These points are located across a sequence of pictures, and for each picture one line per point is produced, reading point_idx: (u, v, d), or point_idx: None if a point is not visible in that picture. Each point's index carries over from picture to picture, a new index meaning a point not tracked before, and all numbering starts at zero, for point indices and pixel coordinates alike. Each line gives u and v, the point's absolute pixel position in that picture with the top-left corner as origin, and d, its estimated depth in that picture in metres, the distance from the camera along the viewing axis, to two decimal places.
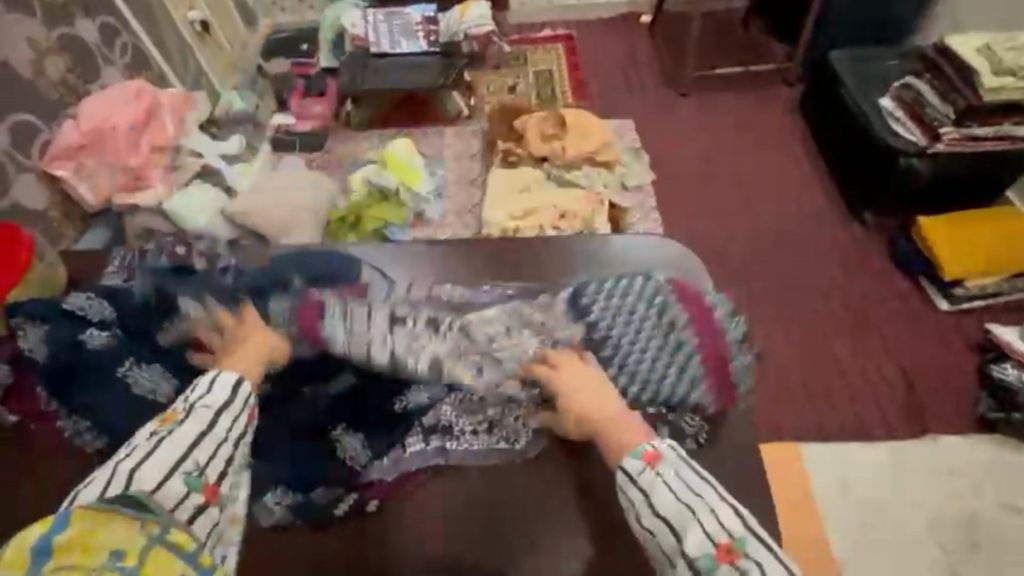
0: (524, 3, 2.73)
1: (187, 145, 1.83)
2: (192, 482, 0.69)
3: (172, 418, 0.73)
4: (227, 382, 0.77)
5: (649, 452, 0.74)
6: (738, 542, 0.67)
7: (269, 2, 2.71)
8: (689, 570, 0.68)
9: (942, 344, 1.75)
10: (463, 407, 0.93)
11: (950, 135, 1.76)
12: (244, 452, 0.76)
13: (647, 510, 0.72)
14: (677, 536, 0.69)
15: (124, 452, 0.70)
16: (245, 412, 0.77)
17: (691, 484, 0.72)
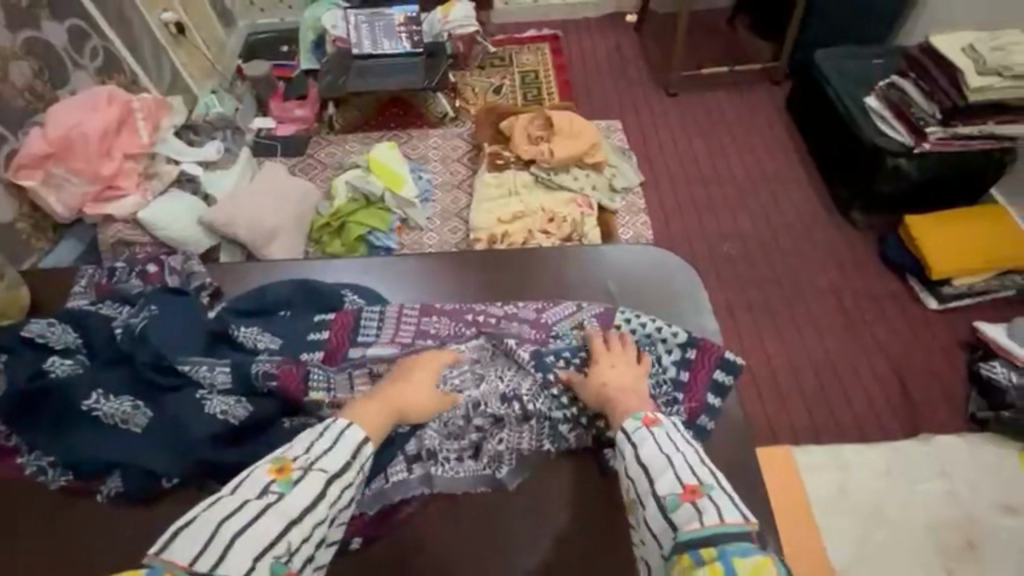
0: (508, 3, 2.70)
1: (163, 152, 1.74)
2: (279, 571, 0.63)
3: (286, 473, 0.69)
4: (347, 446, 0.73)
5: (649, 415, 0.79)
6: (704, 487, 0.69)
7: (247, 3, 2.65)
8: (657, 509, 0.70)
9: (932, 344, 1.75)
10: (450, 432, 0.89)
11: (936, 134, 1.76)
12: (335, 531, 0.71)
13: (630, 458, 0.75)
14: (651, 480, 0.72)
15: (232, 504, 0.65)
16: (353, 484, 0.73)
17: (679, 443, 0.76)
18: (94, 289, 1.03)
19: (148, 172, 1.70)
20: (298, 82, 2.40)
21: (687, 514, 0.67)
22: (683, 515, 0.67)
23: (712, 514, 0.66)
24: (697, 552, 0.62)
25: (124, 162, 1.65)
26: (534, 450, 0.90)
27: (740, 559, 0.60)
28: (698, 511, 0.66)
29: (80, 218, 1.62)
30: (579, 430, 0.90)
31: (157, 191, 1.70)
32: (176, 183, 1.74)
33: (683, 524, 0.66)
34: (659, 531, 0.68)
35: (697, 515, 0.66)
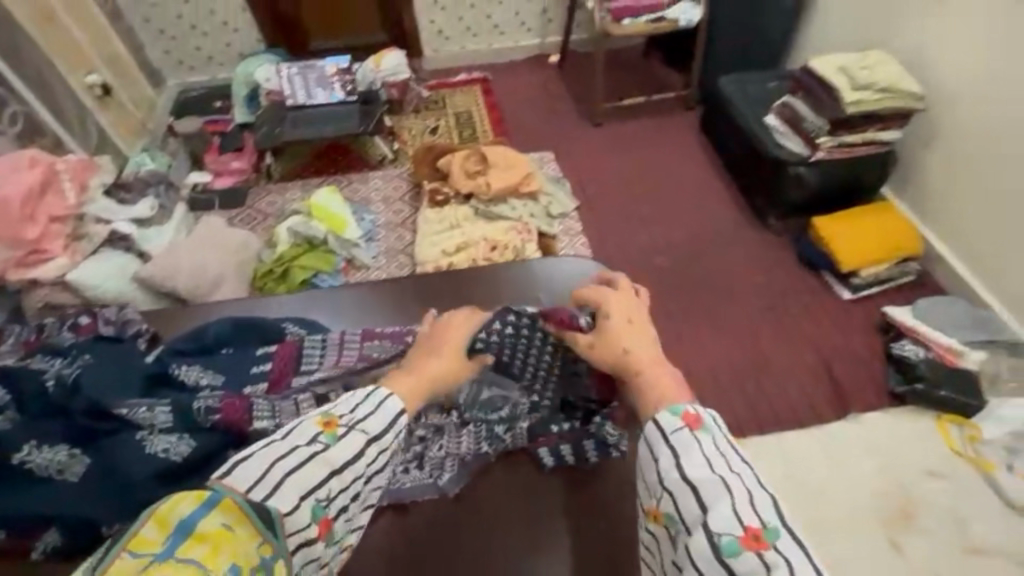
0: (438, 50, 2.85)
1: (92, 211, 1.71)
2: (317, 512, 0.66)
3: (332, 428, 0.72)
4: (387, 410, 0.76)
5: (691, 415, 0.72)
6: (769, 532, 0.61)
7: (176, 63, 2.67)
8: (707, 543, 0.62)
9: (850, 330, 1.91)
10: (394, 447, 0.96)
11: (827, 144, 1.97)
12: (371, 491, 0.74)
13: (672, 471, 0.68)
14: (704, 508, 0.64)
15: (286, 443, 0.69)
16: (388, 448, 0.75)
17: (731, 462, 0.68)
18: (26, 346, 1.01)
19: (76, 233, 1.67)
20: (233, 135, 2.42)
21: (749, 563, 0.59)
22: (745, 565, 0.59)
23: (781, 568, 0.58)
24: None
25: (51, 225, 1.61)
26: (474, 454, 0.95)
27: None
28: (765, 564, 0.58)
29: (2, 285, 1.56)
30: (515, 428, 0.96)
31: (88, 251, 1.66)
32: (107, 242, 1.71)
33: (742, 573, 0.59)
34: (707, 567, 0.61)
35: (762, 568, 0.58)
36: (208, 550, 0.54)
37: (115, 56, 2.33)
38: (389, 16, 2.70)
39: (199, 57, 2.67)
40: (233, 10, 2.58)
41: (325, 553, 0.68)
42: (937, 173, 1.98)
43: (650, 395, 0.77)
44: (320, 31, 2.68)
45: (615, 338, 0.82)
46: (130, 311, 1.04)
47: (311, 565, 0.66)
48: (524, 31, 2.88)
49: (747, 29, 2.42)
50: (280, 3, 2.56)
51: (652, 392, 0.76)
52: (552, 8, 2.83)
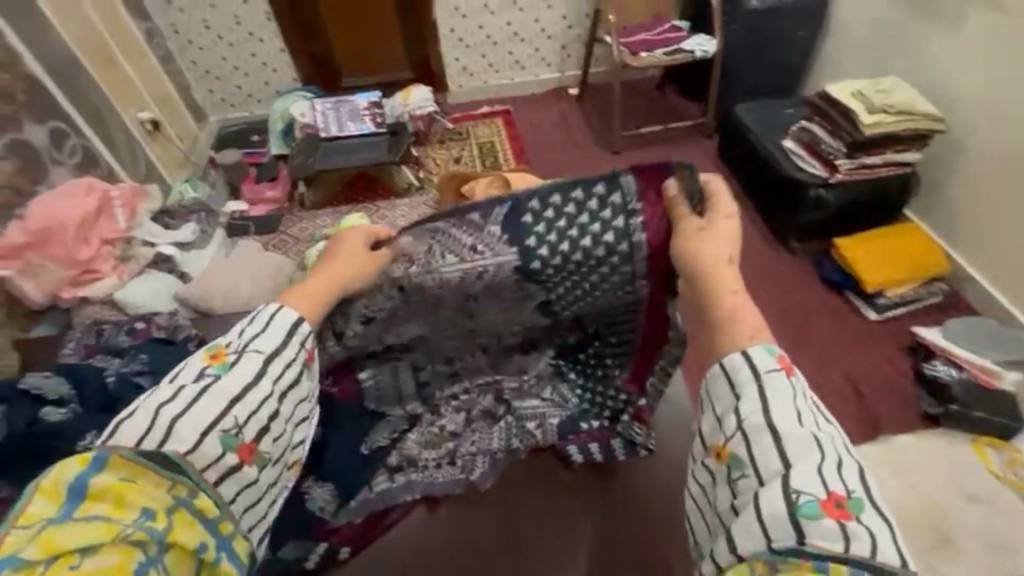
0: (461, 85, 2.99)
1: (140, 234, 1.82)
2: (230, 442, 0.61)
3: (220, 359, 0.65)
4: (281, 328, 0.69)
5: (785, 359, 0.63)
6: (854, 501, 0.52)
7: (218, 100, 2.85)
8: (781, 499, 0.53)
9: (877, 352, 1.89)
10: (427, 441, 0.94)
11: (845, 166, 2.00)
12: (296, 405, 0.69)
13: (750, 411, 0.59)
14: (786, 462, 0.55)
15: (169, 389, 0.61)
16: (305, 353, 0.70)
17: (814, 415, 0.60)
18: (91, 352, 1.11)
19: (124, 255, 1.76)
20: (269, 165, 2.55)
21: (828, 529, 0.50)
22: (821, 530, 0.50)
23: (862, 540, 0.49)
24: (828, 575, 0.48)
25: (102, 247, 1.70)
26: (505, 450, 0.95)
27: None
28: (847, 536, 0.50)
29: (54, 303, 1.65)
30: (546, 424, 0.95)
31: (134, 272, 1.75)
32: (152, 264, 1.80)
33: (815, 538, 0.50)
34: (772, 524, 0.52)
35: (841, 539, 0.50)
36: (111, 504, 0.50)
37: (164, 93, 2.49)
38: (416, 54, 2.85)
39: (239, 95, 2.85)
40: (272, 51, 2.76)
41: (261, 475, 0.64)
42: (960, 193, 1.98)
43: (744, 326, 0.66)
44: (352, 69, 2.84)
45: (709, 256, 0.71)
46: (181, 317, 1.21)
47: (247, 490, 0.62)
48: (544, 66, 3.00)
49: (762, 60, 2.50)
50: (315, 44, 2.74)
51: (743, 323, 0.66)
52: (571, 44, 2.96)
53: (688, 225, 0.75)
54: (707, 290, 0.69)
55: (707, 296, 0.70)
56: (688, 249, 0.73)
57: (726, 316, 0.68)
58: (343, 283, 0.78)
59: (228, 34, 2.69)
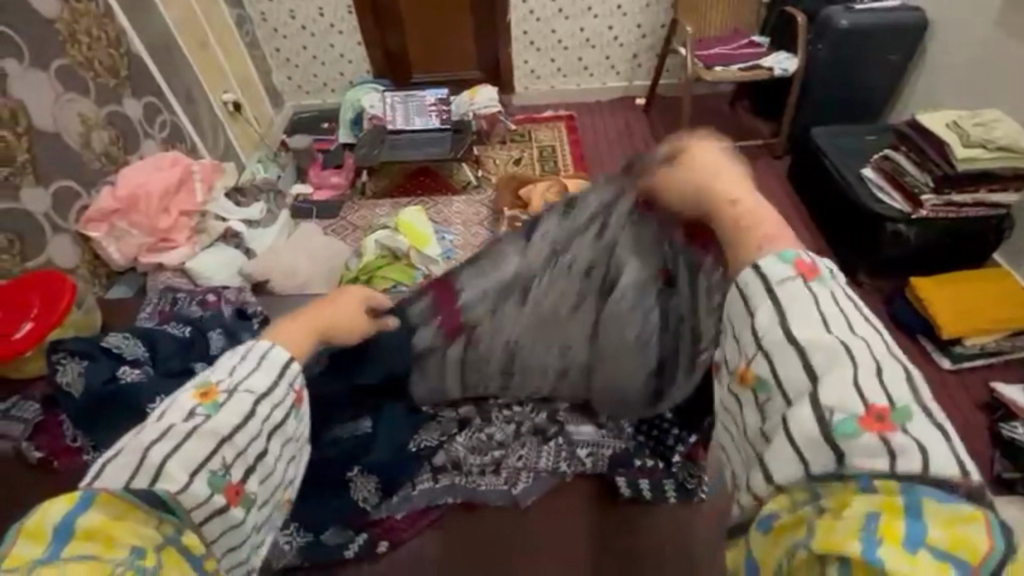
0: (528, 88, 2.99)
1: (212, 209, 1.89)
2: (218, 483, 0.60)
3: (211, 397, 0.63)
4: (274, 366, 0.66)
5: (804, 263, 0.57)
6: (898, 413, 0.47)
7: (295, 87, 2.98)
8: (813, 420, 0.49)
9: (947, 404, 1.75)
10: (475, 448, 1.09)
11: (932, 202, 1.86)
12: (284, 443, 0.68)
13: (772, 328, 0.55)
14: (813, 379, 0.51)
15: (155, 431, 0.59)
16: (293, 395, 0.68)
17: (846, 318, 0.54)
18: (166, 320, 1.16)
19: (198, 227, 1.84)
20: (336, 153, 2.63)
21: (869, 448, 0.46)
22: (863, 448, 0.46)
23: (910, 455, 0.46)
24: (873, 495, 0.45)
25: (179, 218, 1.79)
26: (548, 470, 1.07)
27: (935, 506, 0.43)
28: (889, 451, 0.46)
29: (131, 266, 1.74)
30: (597, 456, 1.06)
31: (205, 245, 1.83)
32: (222, 239, 1.88)
33: (857, 457, 0.46)
34: (809, 446, 0.49)
35: (885, 454, 0.46)
36: (100, 543, 0.52)
37: (247, 78, 2.62)
38: (486, 55, 2.88)
39: (315, 82, 2.97)
40: (350, 44, 2.86)
41: (249, 514, 0.63)
42: None
43: (755, 232, 0.61)
44: (423, 65, 2.91)
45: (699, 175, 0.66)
46: (244, 292, 1.26)
47: (232, 531, 0.62)
48: (612, 73, 2.97)
49: (847, 81, 2.36)
50: (391, 39, 2.82)
51: (750, 230, 0.61)
52: (643, 54, 2.91)
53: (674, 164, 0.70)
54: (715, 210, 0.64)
55: (719, 213, 0.64)
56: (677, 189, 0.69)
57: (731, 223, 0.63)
58: (327, 328, 0.74)
59: (311, 24, 2.80)
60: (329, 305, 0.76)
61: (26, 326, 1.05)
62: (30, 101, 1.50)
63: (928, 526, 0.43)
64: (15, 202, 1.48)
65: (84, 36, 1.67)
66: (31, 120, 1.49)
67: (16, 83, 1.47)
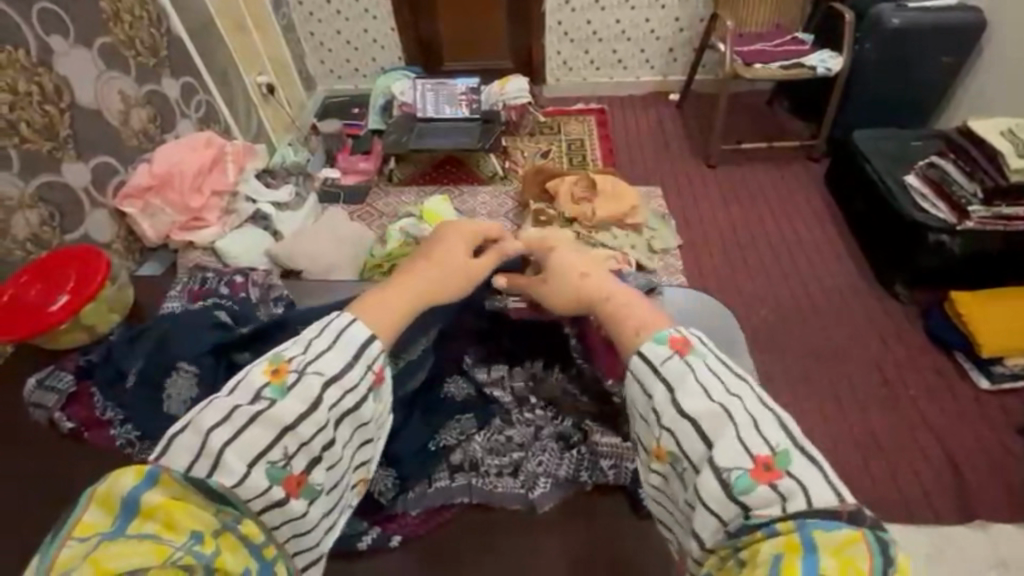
0: (559, 79, 2.96)
1: (243, 190, 1.91)
2: (276, 474, 0.60)
3: (281, 378, 0.63)
4: (347, 348, 0.65)
5: (678, 339, 0.63)
6: (780, 459, 0.55)
7: (327, 72, 3.00)
8: (717, 483, 0.55)
9: (983, 425, 1.69)
10: (493, 447, 0.94)
11: (979, 213, 1.78)
12: (356, 429, 0.67)
13: (668, 406, 0.60)
14: (707, 443, 0.57)
15: (223, 412, 0.60)
16: (371, 375, 0.66)
17: (728, 382, 0.60)
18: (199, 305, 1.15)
19: (229, 208, 1.85)
20: (364, 139, 2.64)
21: (763, 498, 0.53)
22: (759, 500, 0.53)
23: (796, 497, 0.52)
24: (776, 539, 0.50)
25: (211, 198, 1.80)
26: (571, 479, 0.91)
27: (824, 536, 0.49)
28: (780, 497, 0.53)
29: (165, 243, 1.73)
30: (624, 467, 0.90)
31: (233, 225, 1.84)
32: (250, 220, 1.89)
33: (758, 508, 0.53)
34: (719, 507, 0.55)
35: (777, 502, 0.53)
36: (162, 523, 0.54)
37: (282, 63, 2.65)
38: (518, 44, 2.85)
39: (346, 67, 2.98)
40: (383, 29, 2.85)
41: (311, 508, 0.63)
42: None
43: (628, 322, 0.67)
44: (455, 53, 2.89)
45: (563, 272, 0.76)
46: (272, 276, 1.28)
47: (293, 521, 0.61)
48: (647, 68, 2.91)
49: (895, 83, 2.27)
50: (424, 26, 2.81)
51: (627, 320, 0.67)
52: (679, 48, 2.84)
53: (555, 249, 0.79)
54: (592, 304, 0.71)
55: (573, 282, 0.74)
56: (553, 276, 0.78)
57: (609, 319, 0.69)
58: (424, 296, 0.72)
59: (346, 9, 2.81)
60: (421, 271, 0.73)
61: (64, 299, 1.07)
62: (74, 78, 1.52)
63: (822, 558, 0.49)
64: (58, 174, 1.44)
65: (126, 15, 1.70)
66: (75, 96, 1.51)
67: (61, 59, 1.48)
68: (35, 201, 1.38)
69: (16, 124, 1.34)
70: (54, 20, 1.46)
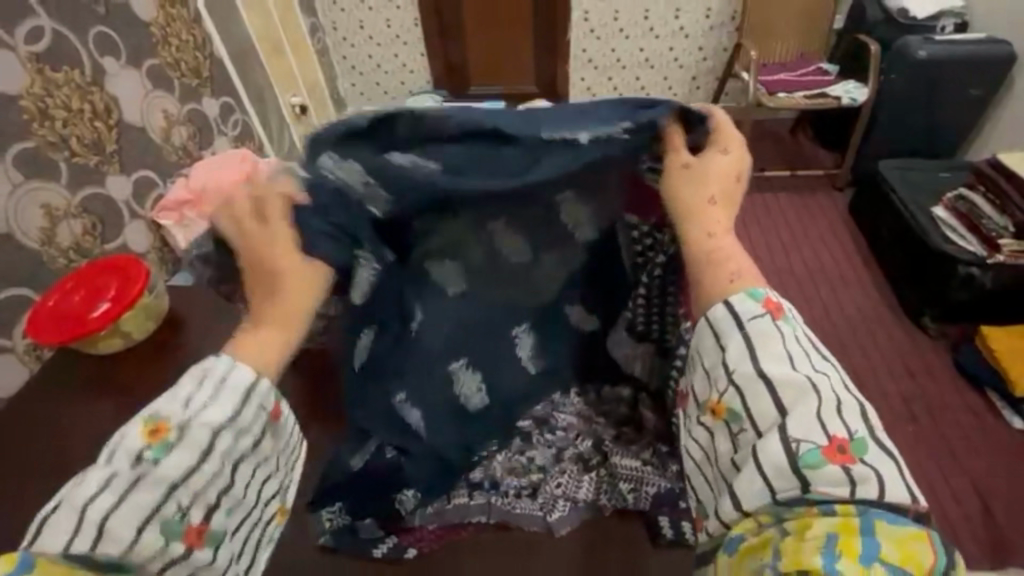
0: (582, 104, 3.02)
1: None
2: (174, 528, 0.60)
3: (160, 437, 0.61)
4: (232, 396, 0.65)
5: (773, 301, 0.66)
6: (856, 446, 0.56)
7: (358, 94, 3.12)
8: (784, 450, 0.57)
9: (1014, 465, 1.63)
10: (513, 467, 0.94)
11: (1010, 247, 1.75)
12: (257, 469, 0.68)
13: (744, 364, 0.63)
14: (783, 413, 0.59)
15: (99, 481, 0.58)
16: (264, 416, 0.68)
17: (810, 357, 0.63)
18: None
19: None
20: None
21: (834, 475, 0.55)
22: (828, 476, 0.55)
23: (868, 481, 0.54)
24: (834, 517, 0.53)
25: None
26: (590, 503, 0.90)
27: (886, 525, 0.52)
28: (849, 478, 0.54)
29: None
30: (644, 494, 0.90)
31: None
32: None
33: (821, 484, 0.55)
34: (777, 474, 0.56)
35: (846, 483, 0.54)
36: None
37: (315, 85, 2.76)
38: (544, 71, 2.92)
39: (376, 90, 3.10)
40: (413, 54, 2.96)
41: (219, 550, 0.64)
42: None
43: (728, 265, 0.69)
44: (481, 78, 2.98)
45: (708, 183, 0.74)
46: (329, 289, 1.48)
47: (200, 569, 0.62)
48: (670, 95, 2.96)
49: (922, 113, 2.25)
50: (452, 52, 2.91)
51: (728, 262, 0.69)
52: (703, 76, 2.89)
53: (721, 156, 0.76)
54: (692, 228, 0.73)
55: (702, 217, 0.73)
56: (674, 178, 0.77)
57: (708, 254, 0.70)
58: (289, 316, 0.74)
59: (378, 34, 2.91)
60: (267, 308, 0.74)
61: (105, 305, 1.11)
62: (123, 97, 1.60)
63: (882, 543, 0.51)
64: (101, 186, 1.50)
65: (175, 39, 1.79)
66: (122, 114, 1.58)
67: (112, 80, 1.56)
68: (79, 211, 1.43)
69: (68, 139, 1.40)
70: (108, 44, 1.55)
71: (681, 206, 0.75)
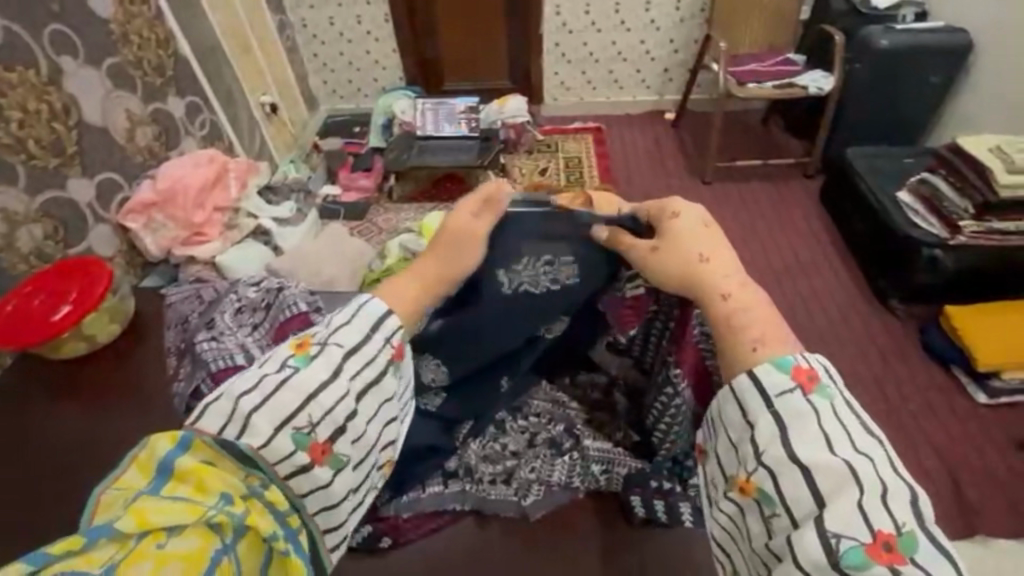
0: (557, 99, 3.02)
1: (245, 207, 1.89)
2: (302, 440, 0.64)
3: (304, 350, 0.70)
4: (367, 322, 0.72)
5: (803, 372, 0.65)
6: (905, 543, 0.54)
7: (330, 92, 3.07)
8: (820, 544, 0.55)
9: (982, 440, 1.69)
10: (488, 456, 0.93)
11: (969, 228, 1.81)
12: (377, 406, 0.72)
13: (773, 444, 0.62)
14: (820, 502, 0.58)
15: (253, 381, 0.66)
16: (390, 350, 0.73)
17: (851, 436, 0.61)
18: None
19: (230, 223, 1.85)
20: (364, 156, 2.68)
21: None
22: None
23: None
24: None
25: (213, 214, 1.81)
26: (564, 485, 0.91)
27: None
28: None
29: (166, 257, 1.70)
30: (617, 474, 0.91)
31: (237, 240, 1.82)
32: (251, 235, 1.87)
33: None
34: (815, 569, 0.55)
35: None
36: (193, 486, 0.60)
37: (286, 84, 2.71)
38: (518, 66, 2.92)
39: (348, 87, 3.06)
40: (385, 51, 2.93)
41: (337, 477, 0.67)
42: None
43: (748, 333, 0.68)
44: (454, 74, 2.96)
45: (681, 249, 0.74)
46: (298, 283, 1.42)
47: (319, 491, 0.65)
48: (643, 88, 2.98)
49: (886, 101, 2.31)
50: (424, 48, 2.89)
51: (749, 330, 0.67)
52: (674, 69, 2.91)
53: (679, 214, 0.77)
54: (707, 303, 0.71)
55: (708, 301, 0.71)
56: (649, 263, 0.76)
57: (729, 319, 0.69)
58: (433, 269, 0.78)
59: (349, 31, 2.87)
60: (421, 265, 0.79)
61: (66, 308, 1.07)
62: (82, 96, 1.55)
63: None
64: (62, 189, 1.46)
65: (135, 37, 1.75)
66: (82, 115, 1.54)
67: (70, 79, 1.51)
68: (39, 215, 1.39)
69: (23, 141, 1.36)
70: (64, 41, 1.50)
71: (677, 281, 0.73)
